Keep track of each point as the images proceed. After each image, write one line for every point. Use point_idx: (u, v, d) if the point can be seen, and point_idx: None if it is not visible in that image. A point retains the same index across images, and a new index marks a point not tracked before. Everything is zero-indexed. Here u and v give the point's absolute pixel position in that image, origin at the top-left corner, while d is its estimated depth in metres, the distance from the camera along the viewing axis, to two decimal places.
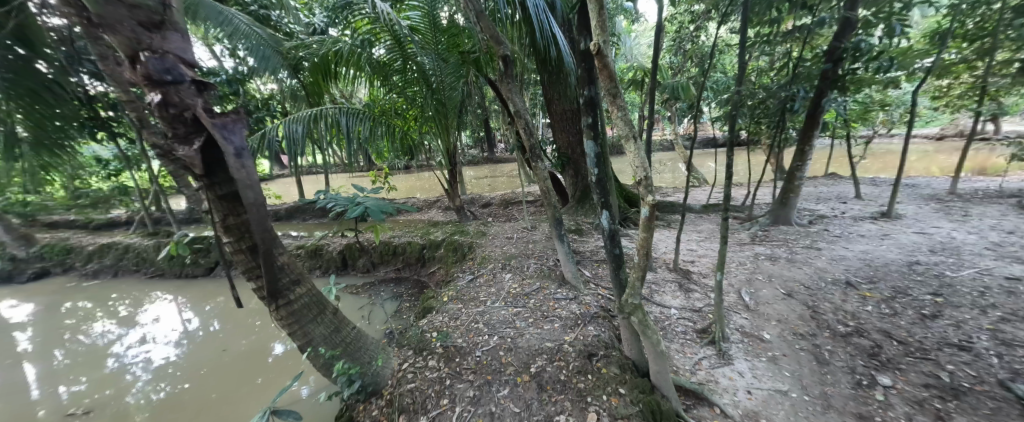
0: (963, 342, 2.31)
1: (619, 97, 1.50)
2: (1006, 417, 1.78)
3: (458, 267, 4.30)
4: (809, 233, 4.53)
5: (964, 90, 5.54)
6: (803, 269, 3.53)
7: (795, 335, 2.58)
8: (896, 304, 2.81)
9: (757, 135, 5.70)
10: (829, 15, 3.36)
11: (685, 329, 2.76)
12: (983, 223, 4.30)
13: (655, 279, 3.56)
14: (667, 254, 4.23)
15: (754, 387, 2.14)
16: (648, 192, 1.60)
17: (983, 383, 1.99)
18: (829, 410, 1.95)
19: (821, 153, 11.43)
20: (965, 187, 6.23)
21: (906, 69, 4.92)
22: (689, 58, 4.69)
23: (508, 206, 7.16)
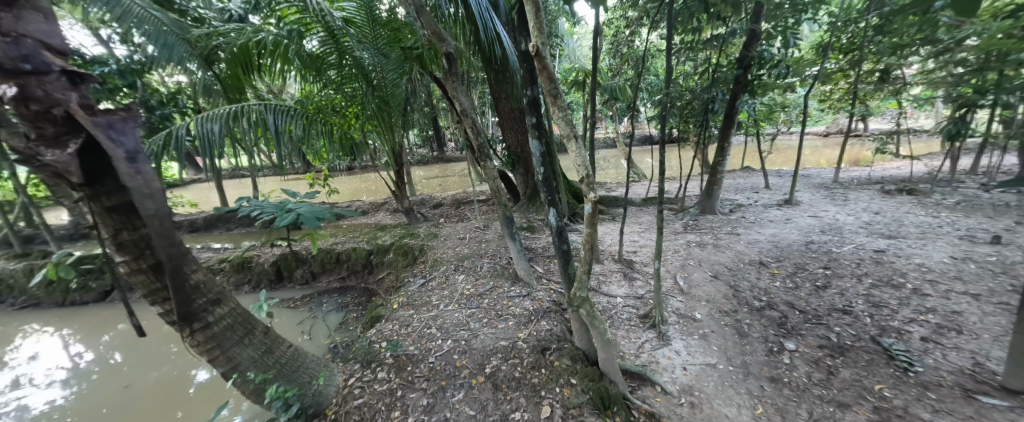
0: (846, 307, 2.78)
1: (560, 98, 1.55)
2: (876, 366, 2.18)
3: (409, 272, 4.13)
4: (731, 220, 5.11)
5: (841, 94, 6.62)
6: (726, 253, 3.97)
7: (721, 313, 2.90)
8: (797, 279, 3.28)
9: (686, 133, 6.28)
10: (739, 26, 3.78)
11: (630, 315, 2.96)
12: (857, 206, 5.20)
13: (603, 270, 3.76)
14: (613, 246, 4.49)
15: (689, 363, 2.37)
16: (591, 190, 1.67)
17: (860, 339, 2.42)
18: (750, 377, 2.22)
19: (738, 148, 12.94)
20: (845, 176, 7.47)
21: (800, 76, 5.73)
22: (625, 61, 4.99)
23: (460, 206, 7.06)
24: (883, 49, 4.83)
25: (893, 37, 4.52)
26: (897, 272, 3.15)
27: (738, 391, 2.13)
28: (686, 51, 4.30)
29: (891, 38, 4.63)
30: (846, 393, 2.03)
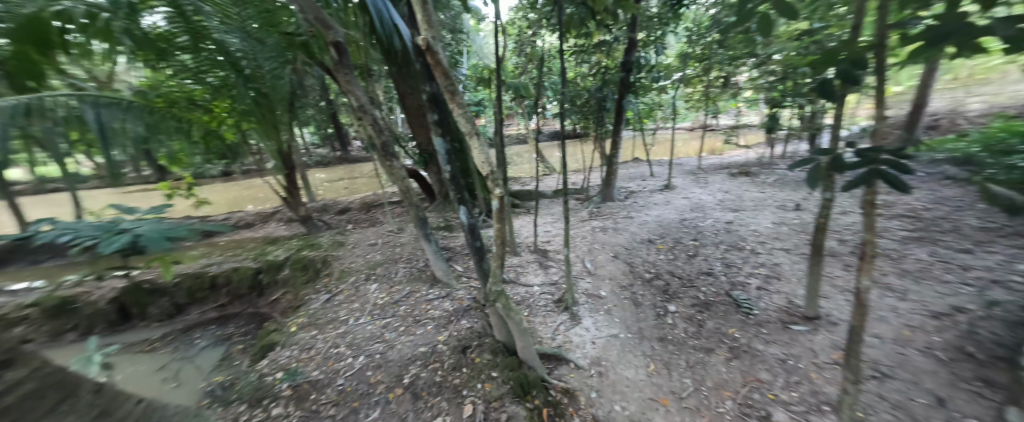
0: (709, 270, 3.43)
1: (457, 95, 1.53)
2: (730, 315, 2.74)
3: (310, 288, 3.65)
4: (626, 206, 5.81)
5: (699, 96, 8.07)
6: (623, 235, 4.52)
7: (621, 288, 3.29)
8: (676, 251, 3.92)
9: (586, 129, 6.90)
10: (620, 34, 4.25)
11: (546, 301, 3.14)
12: (715, 188, 6.45)
13: (520, 262, 3.91)
14: (528, 237, 4.70)
15: (597, 337, 2.63)
16: (496, 186, 1.71)
17: (719, 295, 3.01)
18: (644, 340, 2.58)
19: (629, 142, 14.80)
20: (705, 163, 9.18)
21: (669, 80, 6.79)
22: (528, 61, 5.22)
23: (370, 209, 6.54)
24: (724, 61, 6.03)
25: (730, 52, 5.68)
26: (741, 238, 4.02)
27: (636, 354, 2.45)
28: (579, 54, 4.78)
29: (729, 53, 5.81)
30: (712, 340, 2.51)
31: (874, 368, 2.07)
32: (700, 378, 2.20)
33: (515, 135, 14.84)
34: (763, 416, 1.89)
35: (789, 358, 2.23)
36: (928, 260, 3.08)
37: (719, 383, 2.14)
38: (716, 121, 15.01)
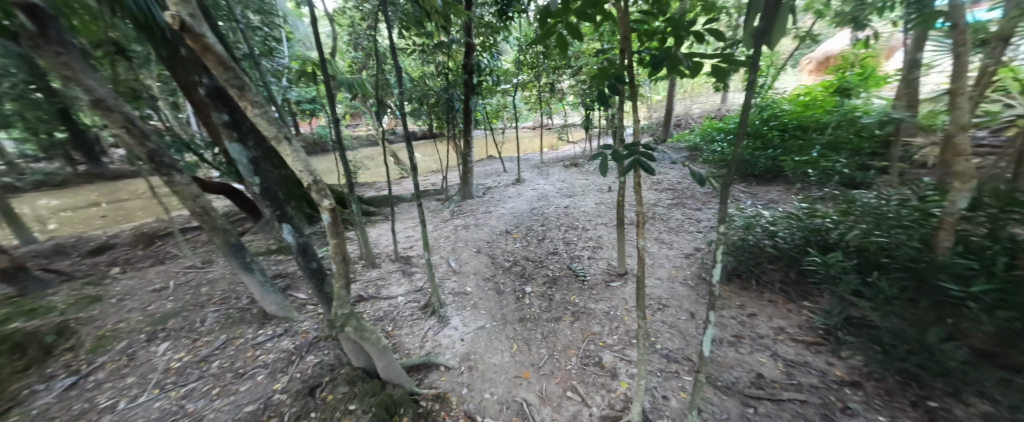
0: (554, 250, 4.00)
1: (248, 91, 1.29)
2: (572, 284, 3.28)
3: (31, 379, 2.29)
4: (485, 201, 6.14)
5: (534, 99, 9.20)
6: (484, 229, 4.76)
7: (484, 280, 3.46)
8: (529, 237, 4.39)
9: (439, 129, 6.89)
10: (458, 38, 4.34)
11: (411, 310, 3.00)
12: (555, 178, 7.53)
13: (380, 275, 3.60)
14: (388, 246, 4.38)
15: (465, 334, 2.69)
16: (324, 196, 1.49)
17: (563, 269, 3.55)
18: (508, 325, 2.79)
19: (482, 140, 15.66)
20: (546, 158, 10.60)
21: (509, 83, 7.45)
22: (366, 56, 4.79)
23: (154, 242, 4.78)
24: (549, 69, 7.03)
25: (553, 61, 6.65)
26: (576, 219, 4.84)
27: (501, 339, 2.63)
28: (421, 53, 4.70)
29: (552, 62, 6.78)
30: (560, 309, 2.94)
31: (658, 301, 2.86)
32: (552, 344, 2.55)
33: (364, 136, 13.54)
34: (597, 361, 2.34)
35: (611, 310, 2.84)
36: (682, 218, 4.44)
37: (567, 344, 2.53)
38: (551, 120, 17.55)
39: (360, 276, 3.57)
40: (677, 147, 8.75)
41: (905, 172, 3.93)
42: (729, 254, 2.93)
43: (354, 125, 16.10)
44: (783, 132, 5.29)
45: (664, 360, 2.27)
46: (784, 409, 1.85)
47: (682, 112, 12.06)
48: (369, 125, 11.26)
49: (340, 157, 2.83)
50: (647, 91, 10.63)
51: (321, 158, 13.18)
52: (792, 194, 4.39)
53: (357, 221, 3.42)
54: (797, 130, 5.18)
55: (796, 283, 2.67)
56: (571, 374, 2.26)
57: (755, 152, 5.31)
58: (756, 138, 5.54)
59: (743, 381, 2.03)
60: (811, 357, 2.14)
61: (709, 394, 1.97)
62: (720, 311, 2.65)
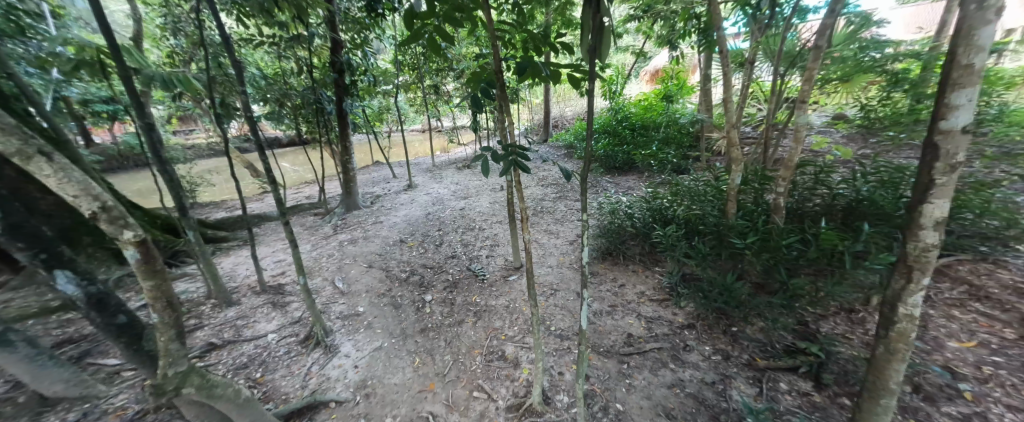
0: (453, 253, 3.96)
1: None
2: (472, 285, 3.31)
3: None
4: (373, 211, 5.67)
5: (419, 101, 8.92)
6: (374, 241, 4.39)
7: (379, 296, 3.19)
8: (425, 244, 4.24)
9: (310, 134, 6.03)
10: (319, 31, 3.85)
11: (288, 346, 2.56)
12: (448, 181, 7.45)
13: (241, 313, 2.95)
14: (251, 277, 3.63)
15: (359, 359, 2.44)
16: (123, 229, 1.35)
17: (462, 272, 3.55)
18: (408, 338, 2.64)
19: (365, 146, 14.36)
20: (438, 161, 10.41)
21: (389, 84, 7.01)
22: (193, 46, 3.83)
23: None
24: (431, 70, 6.89)
25: (434, 63, 6.53)
26: (471, 220, 4.90)
27: (400, 356, 2.47)
28: (273, 45, 4.01)
29: (433, 64, 6.68)
30: (462, 312, 2.94)
31: (550, 287, 3.14)
32: (456, 348, 2.53)
33: (203, 146, 10.84)
34: (500, 355, 2.42)
35: (510, 303, 2.98)
36: (564, 210, 4.95)
37: (471, 345, 2.55)
38: (439, 123, 17.32)
39: (211, 320, 2.86)
40: (557, 147, 9.72)
41: (709, 160, 5.25)
42: (602, 237, 3.42)
43: (185, 132, 12.71)
44: (632, 130, 6.41)
45: (558, 339, 2.50)
46: (648, 358, 2.26)
47: (558, 114, 13.45)
48: (210, 131, 9.07)
49: (159, 173, 2.20)
50: (526, 94, 11.46)
51: (134, 175, 9.97)
52: (643, 181, 5.37)
53: (196, 251, 2.71)
54: (642, 129, 6.34)
55: (649, 254, 3.29)
56: (476, 374, 2.28)
57: (613, 148, 6.22)
58: (614, 137, 6.56)
59: (619, 343, 2.40)
60: (663, 311, 2.67)
61: (594, 361, 2.27)
62: (598, 287, 3.05)
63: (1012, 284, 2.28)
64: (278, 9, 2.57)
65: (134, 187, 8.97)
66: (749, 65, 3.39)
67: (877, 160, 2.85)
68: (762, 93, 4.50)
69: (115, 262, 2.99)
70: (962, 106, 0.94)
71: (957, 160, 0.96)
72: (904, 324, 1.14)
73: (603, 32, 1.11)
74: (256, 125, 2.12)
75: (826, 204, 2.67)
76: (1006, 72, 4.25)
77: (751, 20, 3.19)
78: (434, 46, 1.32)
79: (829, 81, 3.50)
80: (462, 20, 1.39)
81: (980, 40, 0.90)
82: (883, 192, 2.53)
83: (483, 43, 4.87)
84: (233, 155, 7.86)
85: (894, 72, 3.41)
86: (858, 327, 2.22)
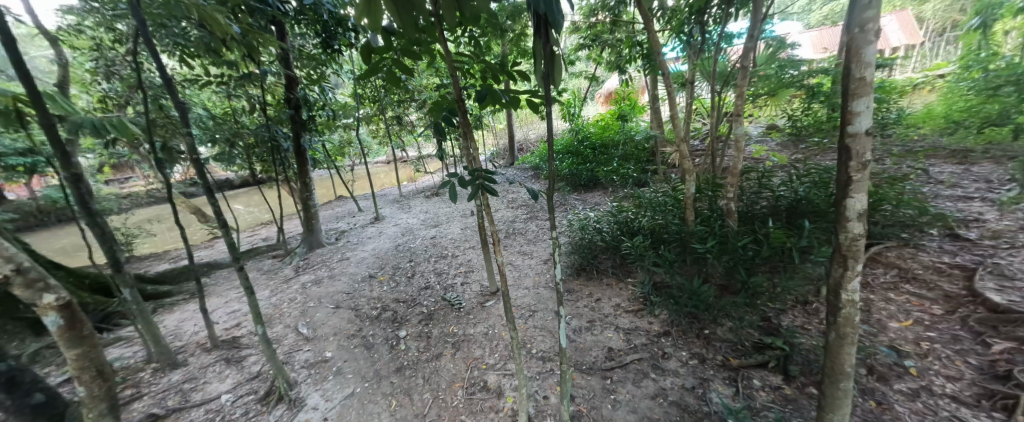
0: (426, 284, 3.84)
1: None
2: (448, 315, 3.20)
3: None
4: (339, 247, 5.41)
5: (381, 133, 8.82)
6: (341, 280, 4.17)
7: (348, 338, 2.99)
8: (396, 277, 4.08)
9: (266, 173, 5.76)
10: (272, 68, 3.75)
11: (246, 406, 2.31)
12: (417, 210, 7.33)
13: (188, 375, 2.63)
14: (199, 333, 3.27)
15: (329, 410, 2.24)
16: (43, 293, 1.23)
17: (437, 302, 3.43)
18: (383, 380, 2.48)
19: (327, 181, 13.85)
20: (405, 191, 10.23)
21: (349, 117, 6.90)
22: (130, 90, 3.59)
23: None
24: (393, 102, 6.88)
25: (395, 95, 6.56)
26: (442, 248, 4.82)
27: (375, 401, 2.30)
28: (221, 84, 3.85)
29: (393, 96, 6.70)
30: (439, 344, 2.81)
31: (528, 309, 3.11)
32: (435, 385, 2.40)
33: (142, 193, 9.96)
34: (482, 386, 2.33)
35: (489, 330, 2.91)
36: (536, 230, 5.00)
37: (451, 380, 2.43)
38: (404, 153, 17.16)
39: (152, 387, 2.52)
40: (523, 169, 9.91)
41: (666, 172, 5.58)
42: (574, 254, 3.49)
43: (121, 180, 11.68)
44: (593, 150, 6.70)
45: (540, 361, 2.45)
46: (630, 370, 2.27)
47: (522, 138, 13.84)
48: (149, 176, 8.37)
49: (86, 226, 1.97)
50: (489, 121, 11.74)
51: (58, 231, 8.92)
52: (608, 197, 5.58)
53: (132, 311, 2.41)
54: (602, 148, 6.66)
55: (620, 266, 3.38)
56: (458, 410, 2.17)
57: (578, 167, 6.47)
58: (577, 156, 6.82)
59: (601, 359, 2.39)
60: (639, 322, 2.72)
61: (578, 380, 2.24)
62: (575, 304, 3.06)
63: (932, 264, 2.58)
64: (226, 48, 2.49)
65: (56, 245, 7.97)
66: (691, 85, 3.70)
67: (807, 163, 3.16)
68: (704, 109, 4.93)
69: (32, 332, 2.59)
70: (862, 112, 1.09)
71: (866, 158, 1.10)
72: (848, 309, 1.25)
73: (554, 60, 1.18)
74: (204, 167, 1.98)
75: (771, 205, 2.91)
76: (898, 83, 4.97)
77: (686, 46, 3.52)
78: (394, 78, 1.36)
79: (759, 96, 3.91)
80: (421, 53, 1.44)
81: (867, 57, 1.06)
82: (816, 191, 2.81)
83: (443, 74, 4.95)
84: (177, 201, 7.27)
85: (810, 87, 3.88)
86: (814, 318, 2.39)
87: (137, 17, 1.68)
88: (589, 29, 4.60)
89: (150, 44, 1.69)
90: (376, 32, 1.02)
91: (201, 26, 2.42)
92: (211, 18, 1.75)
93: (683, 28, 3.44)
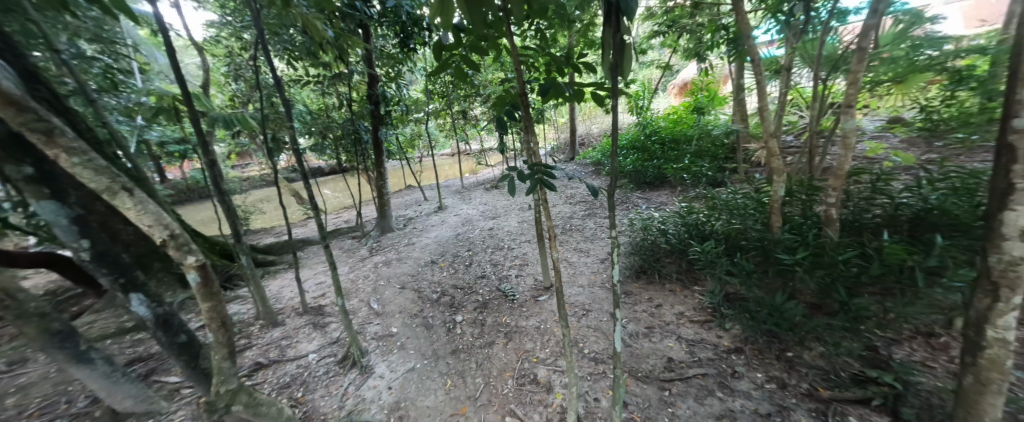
0: (482, 273, 3.99)
1: (59, 137, 1.21)
2: (502, 305, 3.28)
3: None
4: (406, 233, 5.88)
5: (447, 126, 9.29)
6: (407, 262, 4.53)
7: (411, 317, 3.24)
8: (455, 265, 4.31)
9: (349, 162, 6.45)
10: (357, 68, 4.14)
11: (327, 366, 2.65)
12: (477, 202, 7.60)
13: (285, 333, 3.11)
14: (294, 298, 3.84)
15: (393, 380, 2.47)
16: (187, 255, 1.47)
17: (492, 292, 3.54)
18: (440, 360, 2.64)
19: (398, 171, 15.07)
20: (466, 183, 10.67)
21: (420, 112, 7.37)
22: (251, 90, 4.28)
23: None
24: (459, 97, 7.17)
25: (461, 90, 6.83)
26: (499, 240, 4.95)
27: (432, 377, 2.48)
28: (318, 84, 4.39)
29: (461, 91, 6.99)
30: (493, 333, 2.91)
31: (582, 308, 3.04)
32: (487, 370, 2.49)
33: (257, 177, 11.91)
34: (532, 378, 2.36)
35: (541, 324, 2.92)
36: (594, 228, 4.85)
37: (502, 368, 2.50)
38: (468, 145, 17.82)
39: (259, 340, 3.03)
40: (584, 164, 9.65)
41: (748, 171, 4.97)
42: (634, 254, 3.31)
43: (243, 166, 14.13)
44: (662, 145, 6.26)
45: (592, 362, 2.39)
46: (692, 385, 2.10)
47: (585, 132, 13.46)
48: (263, 164, 9.95)
49: (218, 203, 2.41)
50: (551, 114, 11.62)
51: (199, 206, 11.12)
52: (676, 197, 5.16)
53: (247, 274, 2.90)
54: (672, 143, 6.18)
55: (686, 271, 3.11)
56: (508, 398, 2.23)
57: (643, 164, 6.13)
58: (643, 152, 6.44)
59: (658, 368, 2.25)
60: (706, 334, 2.49)
61: (632, 386, 2.14)
62: (633, 307, 2.92)
63: None
64: (322, 51, 2.82)
65: (199, 217, 9.98)
66: (786, 72, 3.20)
67: (945, 165, 2.55)
68: (803, 100, 4.26)
69: (181, 285, 3.28)
70: None
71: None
72: (995, 349, 1.15)
73: (624, 49, 1.11)
74: (302, 157, 2.27)
75: (887, 215, 2.42)
76: None
77: (785, 27, 3.07)
78: (462, 74, 1.43)
79: (880, 83, 3.25)
80: (488, 48, 1.48)
81: None
82: (956, 200, 2.25)
83: (509, 69, 5.01)
84: (281, 185, 8.54)
85: (956, 70, 3.11)
86: (940, 355, 1.95)
87: (257, 28, 1.97)
88: (665, 14, 4.25)
89: (265, 50, 1.97)
90: (447, 29, 1.07)
91: (304, 33, 2.77)
92: (310, 25, 1.97)
93: (781, 7, 2.99)
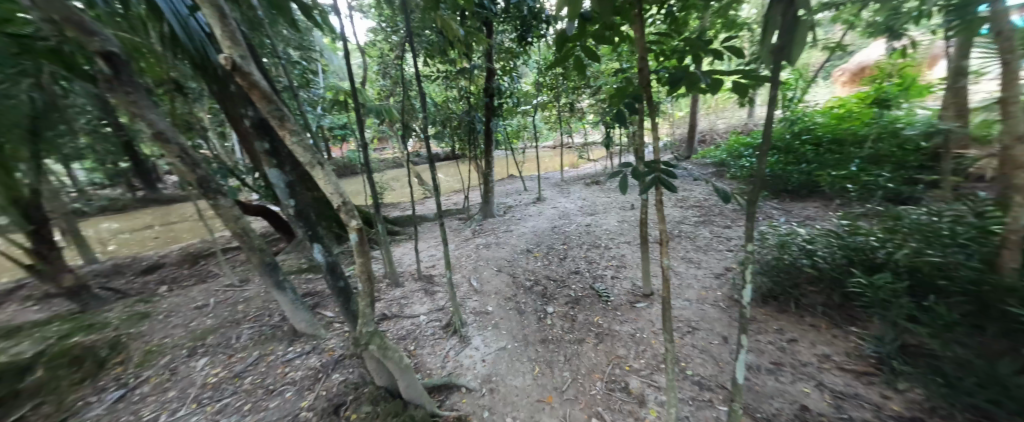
0: (576, 268, 3.94)
1: (287, 121, 1.50)
2: (595, 305, 3.19)
3: (87, 391, 2.45)
4: (506, 220, 6.21)
5: (553, 119, 9.34)
6: (505, 247, 4.79)
7: (506, 299, 3.42)
8: (550, 256, 4.36)
9: (462, 150, 7.11)
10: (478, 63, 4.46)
11: (433, 328, 3.02)
12: (576, 196, 7.50)
13: (403, 293, 3.66)
14: (411, 266, 4.47)
15: (487, 354, 2.66)
16: (353, 218, 1.70)
17: (586, 290, 3.47)
18: (529, 346, 2.73)
19: (502, 161, 15.92)
20: (566, 176, 10.61)
21: (529, 104, 7.58)
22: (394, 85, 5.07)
23: (198, 262, 5.06)
24: (569, 89, 7.10)
25: (572, 81, 6.74)
26: (596, 237, 4.80)
27: (522, 361, 2.58)
28: (445, 78, 4.91)
29: (571, 83, 6.91)
30: (583, 330, 2.86)
31: (688, 324, 2.73)
32: (575, 367, 2.47)
33: (390, 159, 14.16)
34: (623, 387, 2.25)
35: (637, 332, 2.74)
36: (709, 237, 4.27)
37: (591, 368, 2.45)
38: (571, 138, 17.62)
39: (384, 295, 3.64)
40: (702, 164, 8.52)
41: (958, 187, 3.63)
42: (762, 274, 2.80)
43: (381, 149, 16.97)
44: (817, 146, 5.17)
45: (696, 387, 2.14)
46: None
47: (706, 128, 11.82)
48: (395, 148, 11.75)
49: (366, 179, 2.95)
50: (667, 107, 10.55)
51: (350, 180, 13.86)
52: (829, 212, 4.13)
53: (381, 240, 3.50)
54: (833, 143, 5.01)
55: (839, 306, 2.48)
56: (596, 400, 2.18)
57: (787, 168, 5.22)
58: (790, 154, 5.46)
59: (785, 413, 1.88)
60: (862, 389, 1.96)
61: None
62: (756, 336, 2.49)
63: None
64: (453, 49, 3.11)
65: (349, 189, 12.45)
66: None
67: None
68: None
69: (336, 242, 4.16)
70: None
71: None
72: None
73: (793, 26, 0.90)
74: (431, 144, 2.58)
75: None
76: None
77: None
78: (580, 65, 1.40)
79: None
80: (610, 37, 1.41)
81: None
82: None
83: (626, 58, 4.71)
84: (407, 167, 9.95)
85: None
86: None
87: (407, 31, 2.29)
88: None
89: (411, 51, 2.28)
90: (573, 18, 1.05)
91: (440, 32, 3.10)
92: (446, 25, 2.20)
93: None
